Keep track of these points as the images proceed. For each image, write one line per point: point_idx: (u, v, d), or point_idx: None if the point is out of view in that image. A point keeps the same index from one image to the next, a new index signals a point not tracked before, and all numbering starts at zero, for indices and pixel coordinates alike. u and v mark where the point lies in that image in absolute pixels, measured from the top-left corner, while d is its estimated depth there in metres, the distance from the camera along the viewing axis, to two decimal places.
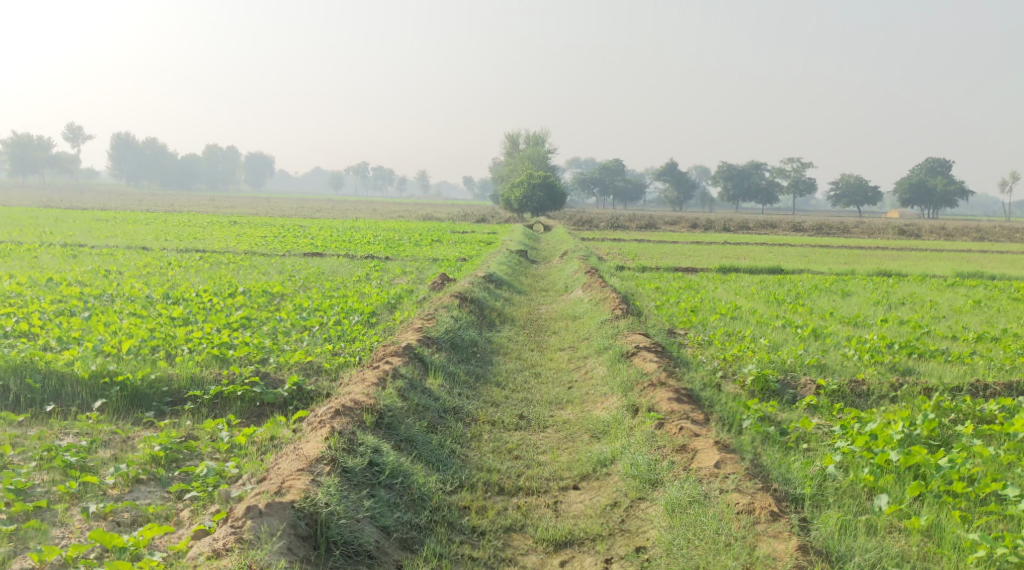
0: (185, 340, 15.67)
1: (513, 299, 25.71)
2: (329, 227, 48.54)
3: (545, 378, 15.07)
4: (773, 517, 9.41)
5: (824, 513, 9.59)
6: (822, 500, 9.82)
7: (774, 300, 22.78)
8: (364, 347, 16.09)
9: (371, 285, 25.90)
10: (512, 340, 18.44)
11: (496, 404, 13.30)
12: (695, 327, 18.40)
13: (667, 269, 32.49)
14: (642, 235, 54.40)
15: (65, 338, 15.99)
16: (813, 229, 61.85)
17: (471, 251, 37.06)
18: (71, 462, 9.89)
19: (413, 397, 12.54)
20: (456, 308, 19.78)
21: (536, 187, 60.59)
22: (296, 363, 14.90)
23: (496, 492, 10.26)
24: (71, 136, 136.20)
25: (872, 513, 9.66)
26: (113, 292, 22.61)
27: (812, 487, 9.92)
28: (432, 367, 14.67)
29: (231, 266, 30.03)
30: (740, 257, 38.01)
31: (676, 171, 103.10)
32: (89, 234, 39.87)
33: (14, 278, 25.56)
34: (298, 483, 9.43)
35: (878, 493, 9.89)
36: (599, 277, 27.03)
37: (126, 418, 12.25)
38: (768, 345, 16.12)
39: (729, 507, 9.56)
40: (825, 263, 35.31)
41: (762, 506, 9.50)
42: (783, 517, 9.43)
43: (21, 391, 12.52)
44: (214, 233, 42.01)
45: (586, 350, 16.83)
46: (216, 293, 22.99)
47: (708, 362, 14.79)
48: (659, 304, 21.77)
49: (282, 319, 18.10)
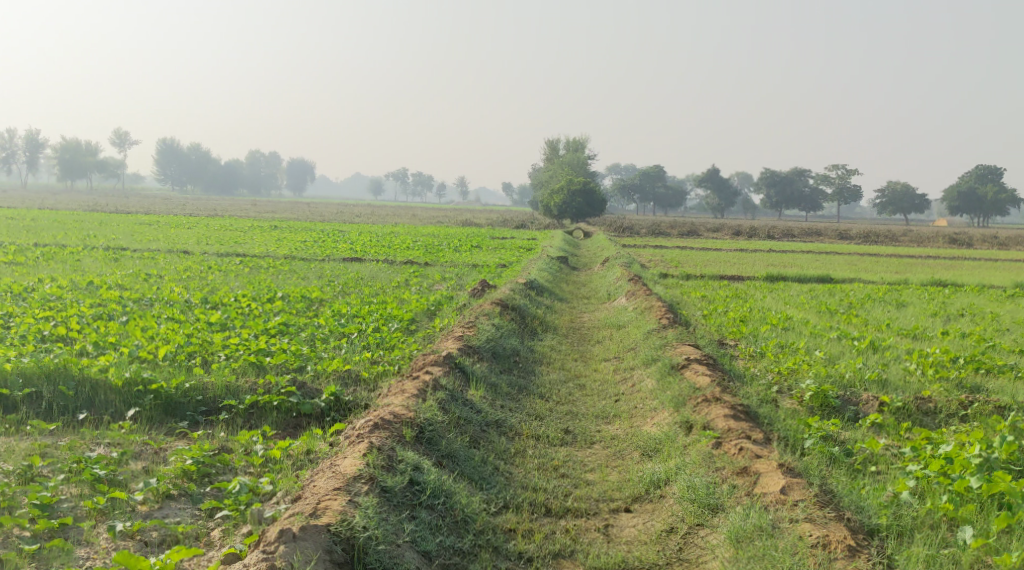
0: (222, 347, 15.30)
1: (555, 307, 25.15)
2: (369, 231, 48.29)
3: (590, 390, 14.49)
4: (852, 554, 8.82)
5: (905, 549, 8.98)
6: (897, 531, 9.21)
7: (825, 310, 22.05)
8: (404, 356, 15.64)
9: (411, 291, 25.48)
10: (555, 349, 17.89)
11: (540, 417, 12.78)
12: (745, 338, 17.75)
13: (712, 277, 31.77)
14: (683, 241, 53.60)
15: (101, 343, 15.70)
16: (860, 236, 60.68)
17: (512, 257, 36.57)
18: (100, 475, 9.48)
19: (454, 410, 12.02)
20: (497, 316, 19.25)
21: (576, 193, 60.03)
22: (334, 371, 14.47)
23: (543, 513, 9.73)
24: (117, 141, 137.73)
25: (956, 546, 9.02)
26: (152, 296, 22.38)
27: (888, 517, 9.31)
28: (474, 378, 14.15)
29: (271, 270, 29.73)
30: (786, 265, 37.14)
31: (717, 178, 101.91)
32: (131, 238, 39.94)
33: (54, 281, 25.45)
34: (334, 505, 8.95)
35: (960, 524, 9.25)
36: (643, 285, 26.43)
37: (159, 427, 11.86)
38: (824, 358, 15.47)
39: (799, 540, 8.96)
40: (875, 271, 34.38)
41: (838, 541, 8.94)
42: (862, 553, 8.85)
43: (54, 398, 12.17)
44: (255, 237, 41.85)
45: (633, 360, 16.25)
46: (255, 298, 22.65)
47: (761, 376, 14.16)
48: (706, 313, 21.15)
49: (321, 325, 17.67)
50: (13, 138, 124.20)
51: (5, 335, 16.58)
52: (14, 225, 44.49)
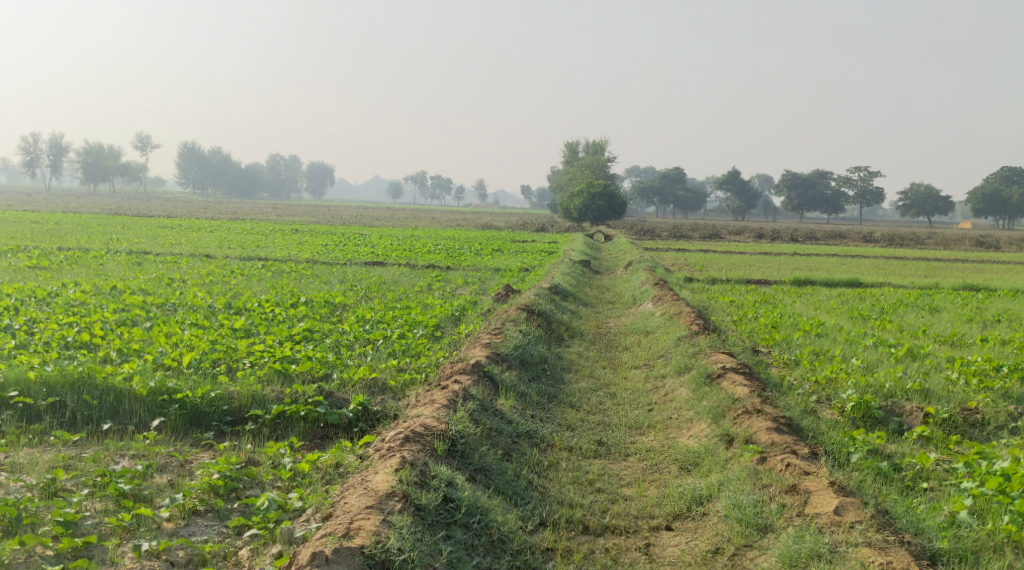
0: (247, 354, 15.06)
1: (580, 312, 24.82)
2: (390, 235, 48.13)
3: (622, 399, 14.13)
4: None
5: None
6: (959, 555, 8.99)
7: (858, 316, 21.64)
8: (431, 364, 15.34)
9: (434, 295, 25.24)
10: (584, 355, 17.57)
11: (572, 427, 12.46)
12: (778, 345, 17.39)
13: (738, 281, 31.35)
14: (706, 245, 53.18)
15: (125, 350, 15.50)
16: (885, 239, 60.02)
17: (534, 261, 36.29)
18: (125, 490, 9.21)
19: (484, 421, 11.71)
20: (524, 322, 18.92)
21: (597, 196, 59.67)
22: (360, 380, 14.20)
23: (581, 531, 9.46)
24: (140, 145, 138.42)
25: None
26: (175, 301, 22.22)
27: (950, 541, 9.08)
28: (503, 387, 13.82)
29: (294, 275, 29.55)
30: (812, 268, 36.63)
31: (738, 181, 101.21)
32: (154, 241, 39.92)
33: (77, 286, 25.34)
34: (368, 525, 8.67)
35: None
36: (669, 289, 26.08)
37: (184, 438, 11.60)
38: (861, 367, 15.06)
39: (863, 565, 8.74)
40: (904, 276, 33.79)
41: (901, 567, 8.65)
42: None
43: (78, 408, 11.92)
44: (277, 241, 41.73)
45: (665, 368, 15.91)
46: (278, 303, 22.45)
47: (798, 385, 13.79)
48: (737, 319, 20.78)
49: (345, 331, 17.40)
50: (37, 142, 124.99)
51: (29, 342, 16.41)
52: (39, 228, 44.67)
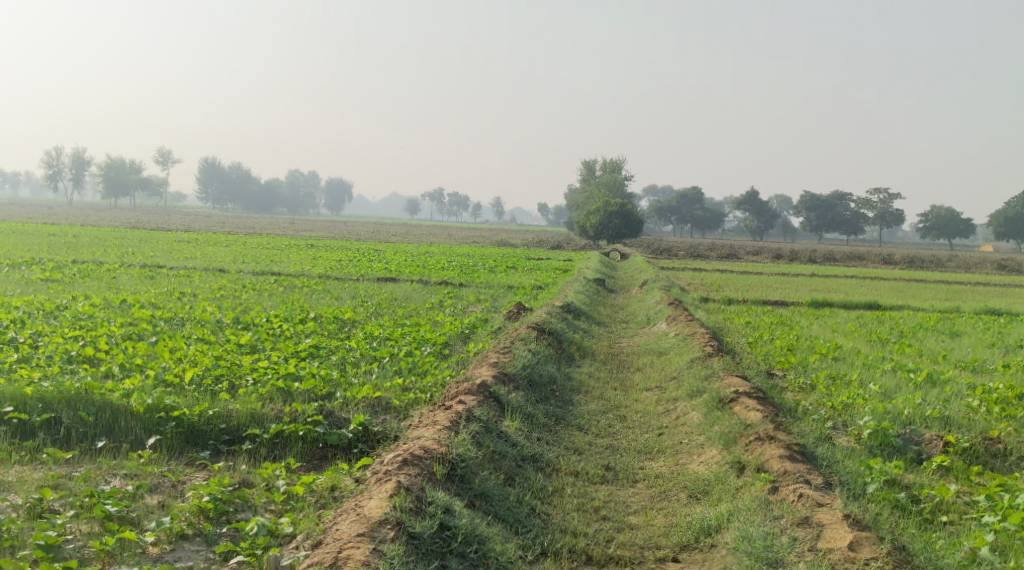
0: (250, 370, 14.78)
1: (593, 331, 24.45)
2: (405, 251, 47.89)
3: (632, 422, 13.77)
4: None
5: None
6: None
7: (877, 339, 21.22)
8: (437, 383, 15.01)
9: (445, 313, 24.95)
10: (594, 376, 17.22)
11: (579, 451, 12.11)
12: (794, 368, 17.01)
13: (754, 302, 30.95)
14: (724, 265, 52.71)
15: (127, 365, 15.23)
16: (904, 262, 59.39)
17: (547, 279, 35.97)
18: (111, 511, 8.96)
19: (487, 443, 11.38)
20: (534, 341, 18.57)
21: (613, 214, 59.32)
22: (364, 399, 13.90)
23: (584, 562, 9.21)
24: (161, 160, 139.16)
25: None
26: (184, 315, 22.01)
27: None
28: (509, 408, 13.48)
29: (305, 290, 29.33)
30: (831, 291, 36.18)
31: (756, 201, 100.67)
32: (169, 255, 39.82)
33: (87, 299, 25.18)
34: (358, 554, 8.50)
35: None
36: (684, 310, 25.71)
37: (180, 457, 11.29)
38: (879, 393, 14.66)
39: None
40: (924, 299, 33.27)
41: None
42: None
43: (74, 424, 11.64)
44: (292, 256, 41.59)
45: (676, 391, 15.55)
46: (287, 318, 22.19)
47: (813, 410, 13.43)
48: (752, 341, 20.37)
49: (352, 348, 17.10)
50: (59, 156, 125.82)
51: (31, 356, 16.18)
52: (56, 240, 44.67)
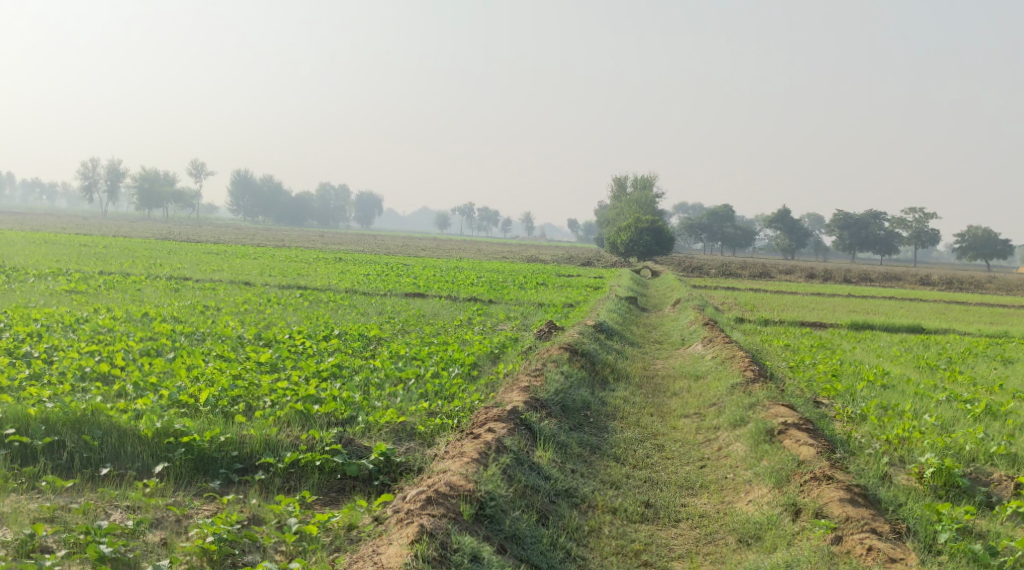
0: (269, 391, 14.02)
1: (626, 352, 23.52)
2: (434, 266, 47.16)
3: (671, 452, 12.86)
4: None
5: None
6: None
7: (925, 366, 20.16)
8: (465, 407, 14.17)
9: (474, 331, 24.16)
10: (629, 400, 16.35)
11: (616, 485, 11.26)
12: (841, 396, 16.00)
13: (792, 323, 29.92)
14: (756, 284, 51.60)
15: (142, 384, 14.57)
16: (943, 283, 57.95)
17: (578, 296, 35.09)
18: (105, 553, 8.69)
19: (520, 477, 10.55)
20: (567, 363, 17.69)
21: (644, 231, 58.34)
22: (387, 424, 13.16)
23: None
24: (195, 172, 139.78)
25: None
26: (205, 331, 21.34)
27: None
28: (541, 438, 12.62)
29: (331, 306, 28.64)
30: (870, 312, 35.06)
31: (788, 220, 99.23)
32: (196, 267, 39.34)
33: (108, 312, 24.58)
34: None
35: None
36: (720, 331, 24.76)
37: (188, 487, 10.54)
38: (936, 426, 13.67)
39: None
40: (968, 323, 32.04)
41: None
42: None
43: (78, 449, 10.92)
44: (319, 270, 40.95)
45: (717, 419, 14.66)
46: (310, 335, 21.45)
47: (867, 443, 12.50)
48: (794, 365, 19.39)
49: (375, 368, 16.28)
50: (95, 168, 126.60)
51: (43, 371, 15.53)
52: (86, 251, 44.35)
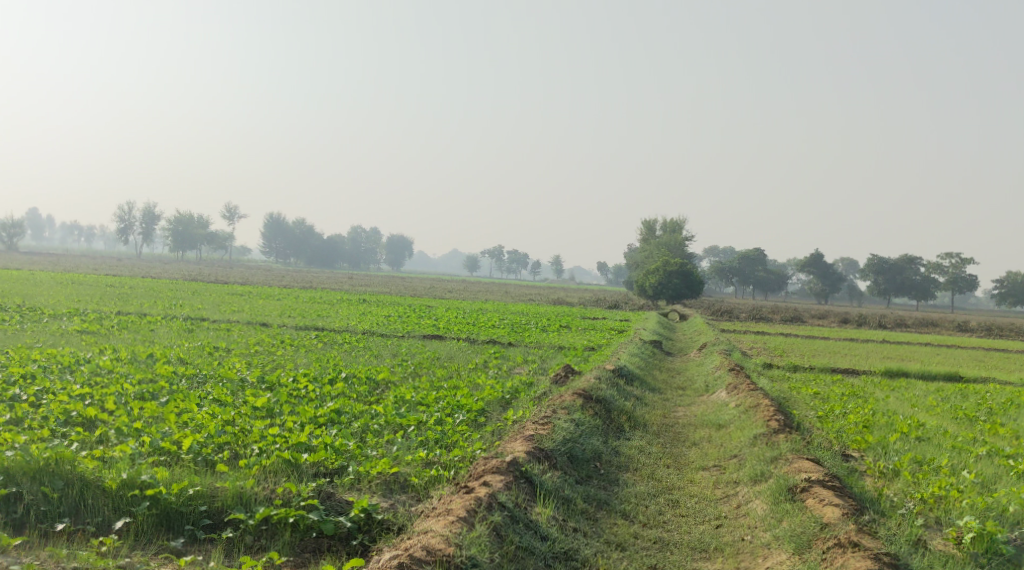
0: (259, 438, 13.06)
1: (646, 398, 22.46)
2: (457, 308, 46.36)
3: (686, 509, 11.77)
4: None
5: None
6: None
7: (963, 417, 18.95)
8: (465, 456, 13.20)
9: (487, 374, 23.19)
10: (645, 450, 15.29)
11: (621, 546, 10.27)
12: (873, 449, 14.88)
13: (822, 369, 28.73)
14: (788, 329, 50.17)
15: (125, 430, 13.72)
16: (982, 329, 56.34)
17: (601, 339, 34.10)
18: None
19: (512, 539, 9.82)
20: (579, 410, 16.63)
21: (672, 274, 57.14)
22: (379, 475, 12.26)
23: None
24: (229, 216, 140.54)
25: None
26: (208, 373, 20.51)
27: None
28: (543, 492, 11.65)
29: (345, 347, 27.84)
30: (905, 359, 33.74)
31: (821, 264, 97.49)
32: (217, 308, 38.70)
33: (115, 353, 23.88)
34: None
35: None
36: (745, 377, 23.63)
37: (148, 547, 9.69)
38: (977, 483, 12.56)
39: None
40: (1009, 371, 30.65)
41: None
42: None
43: (35, 501, 10.06)
44: (341, 311, 40.20)
45: (738, 473, 13.60)
46: (316, 378, 20.54)
47: (899, 502, 11.42)
48: (823, 414, 18.24)
49: (376, 415, 15.31)
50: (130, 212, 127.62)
51: (25, 416, 14.70)
52: (109, 292, 43.98)
